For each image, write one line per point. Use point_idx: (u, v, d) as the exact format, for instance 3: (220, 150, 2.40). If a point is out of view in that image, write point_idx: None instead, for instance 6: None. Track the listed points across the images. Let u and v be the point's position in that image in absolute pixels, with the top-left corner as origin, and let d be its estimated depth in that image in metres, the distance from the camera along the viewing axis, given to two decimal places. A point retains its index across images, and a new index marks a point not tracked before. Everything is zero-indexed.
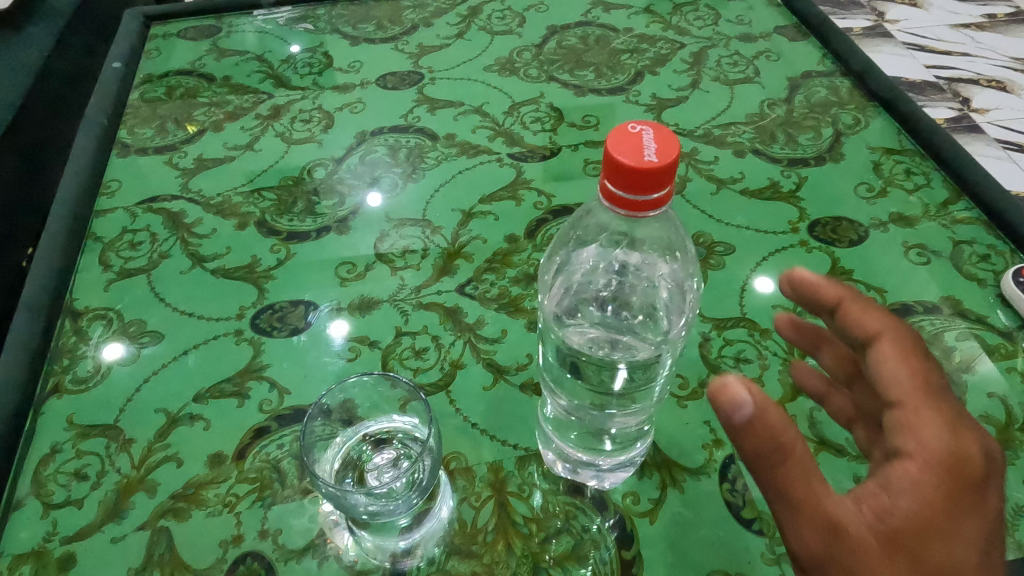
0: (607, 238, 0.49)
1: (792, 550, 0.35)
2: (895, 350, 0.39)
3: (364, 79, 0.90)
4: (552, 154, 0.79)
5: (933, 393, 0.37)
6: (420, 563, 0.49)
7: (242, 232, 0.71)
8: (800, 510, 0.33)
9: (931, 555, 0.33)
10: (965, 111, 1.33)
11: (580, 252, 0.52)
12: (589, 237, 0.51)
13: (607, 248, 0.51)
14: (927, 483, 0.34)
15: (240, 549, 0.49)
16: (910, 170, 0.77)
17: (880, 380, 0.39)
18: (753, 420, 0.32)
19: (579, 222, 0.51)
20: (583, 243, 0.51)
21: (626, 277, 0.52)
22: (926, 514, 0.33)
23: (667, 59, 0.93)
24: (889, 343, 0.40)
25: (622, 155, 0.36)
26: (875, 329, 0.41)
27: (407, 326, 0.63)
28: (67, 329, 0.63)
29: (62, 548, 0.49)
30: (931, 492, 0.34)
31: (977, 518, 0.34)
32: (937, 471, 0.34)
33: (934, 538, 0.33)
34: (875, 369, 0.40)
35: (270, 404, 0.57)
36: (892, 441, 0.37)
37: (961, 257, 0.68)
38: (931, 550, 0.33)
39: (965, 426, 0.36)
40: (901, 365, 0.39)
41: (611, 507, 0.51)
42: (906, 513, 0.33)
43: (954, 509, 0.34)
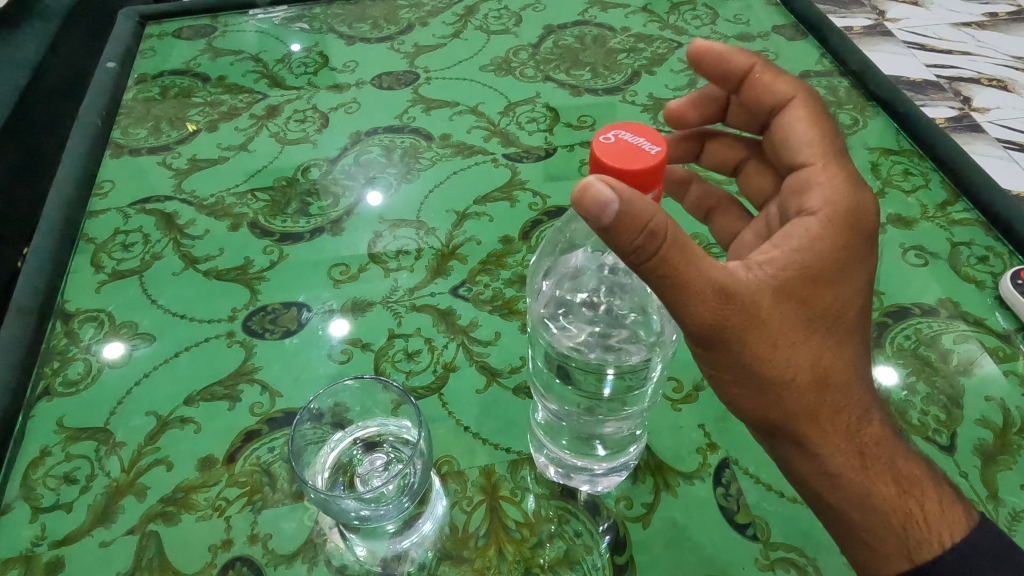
0: (595, 241, 0.49)
1: (684, 327, 0.39)
2: (806, 123, 0.49)
3: (360, 79, 0.89)
4: (548, 154, 0.79)
5: (829, 155, 0.47)
6: (412, 568, 0.49)
7: (235, 233, 0.71)
8: (687, 287, 0.37)
9: (817, 295, 0.41)
10: (965, 110, 1.33)
11: (569, 256, 0.52)
12: (577, 240, 0.50)
13: (596, 251, 0.50)
14: (819, 232, 0.42)
15: (229, 553, 0.49)
16: (908, 171, 0.76)
17: (789, 140, 0.50)
18: (621, 217, 0.34)
19: (566, 227, 0.51)
20: (572, 246, 0.51)
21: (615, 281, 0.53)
22: (815, 262, 0.41)
23: (665, 59, 0.92)
24: (796, 108, 0.51)
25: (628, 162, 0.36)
26: (788, 93, 0.51)
27: (400, 328, 0.62)
28: (58, 331, 0.63)
29: (50, 552, 0.49)
30: (825, 242, 0.41)
31: (862, 259, 0.43)
32: (830, 224, 0.42)
33: (821, 284, 0.41)
34: (789, 126, 0.50)
35: (261, 407, 0.57)
36: (801, 199, 0.46)
37: (960, 259, 0.67)
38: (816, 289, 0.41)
39: (855, 188, 0.45)
40: (806, 130, 0.49)
41: (603, 511, 0.51)
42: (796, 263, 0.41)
43: (844, 268, 0.42)
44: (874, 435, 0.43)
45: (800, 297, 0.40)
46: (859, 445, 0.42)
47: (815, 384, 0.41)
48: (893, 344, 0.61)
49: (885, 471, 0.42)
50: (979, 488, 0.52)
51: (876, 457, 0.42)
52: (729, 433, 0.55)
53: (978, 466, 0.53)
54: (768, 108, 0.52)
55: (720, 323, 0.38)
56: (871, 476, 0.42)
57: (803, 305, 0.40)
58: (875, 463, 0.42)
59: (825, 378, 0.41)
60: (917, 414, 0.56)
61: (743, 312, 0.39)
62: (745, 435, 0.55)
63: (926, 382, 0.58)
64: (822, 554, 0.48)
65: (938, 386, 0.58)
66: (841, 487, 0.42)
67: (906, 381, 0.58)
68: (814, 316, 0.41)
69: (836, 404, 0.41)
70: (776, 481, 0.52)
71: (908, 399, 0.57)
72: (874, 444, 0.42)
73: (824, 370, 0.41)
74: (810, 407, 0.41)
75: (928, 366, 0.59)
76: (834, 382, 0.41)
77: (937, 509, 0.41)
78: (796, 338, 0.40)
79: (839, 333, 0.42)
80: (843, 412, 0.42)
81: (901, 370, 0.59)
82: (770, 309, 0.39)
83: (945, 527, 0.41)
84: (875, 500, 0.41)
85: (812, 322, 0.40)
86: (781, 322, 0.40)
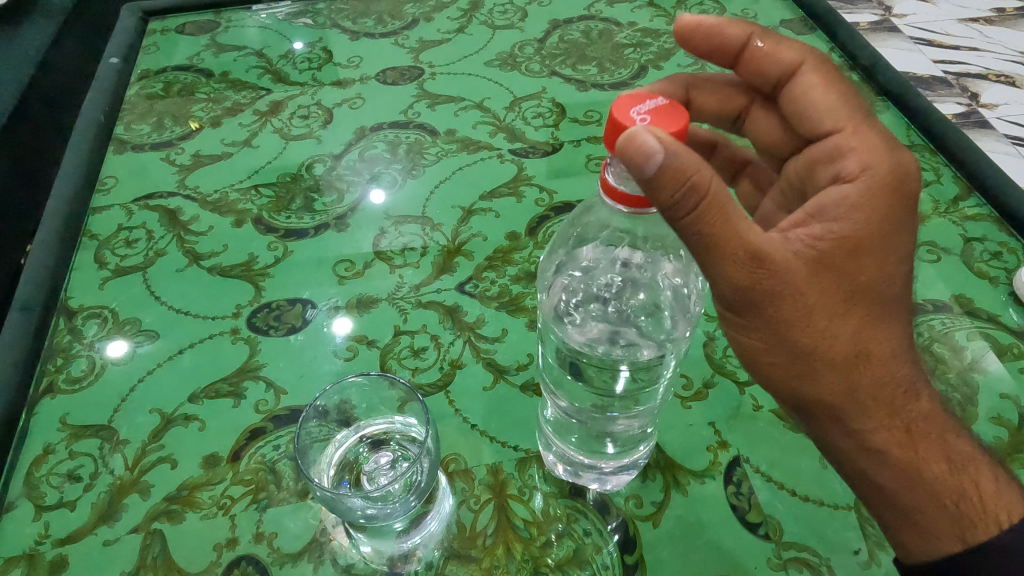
0: (608, 236, 0.48)
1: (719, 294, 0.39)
2: (824, 89, 0.47)
3: (364, 74, 0.89)
4: (555, 149, 0.78)
5: (861, 120, 0.45)
6: (418, 567, 0.48)
7: (239, 229, 0.70)
8: (722, 248, 0.37)
9: (854, 266, 0.39)
10: (973, 106, 1.31)
11: (580, 251, 0.51)
12: (589, 234, 0.49)
13: (608, 247, 0.49)
14: (858, 199, 0.40)
15: (234, 552, 0.48)
16: (919, 165, 0.75)
17: (805, 106, 0.48)
18: (666, 169, 0.34)
19: (579, 219, 0.50)
20: (584, 241, 0.50)
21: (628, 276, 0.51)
22: (854, 230, 0.40)
23: (672, 54, 0.91)
24: (809, 73, 0.49)
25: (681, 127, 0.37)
26: (798, 59, 0.49)
27: (405, 325, 0.62)
28: (62, 328, 0.62)
29: (54, 551, 0.48)
30: (866, 209, 0.40)
31: (908, 227, 0.41)
32: (872, 191, 0.40)
33: (859, 255, 0.39)
34: (803, 94, 0.48)
35: (266, 404, 0.56)
36: (835, 165, 0.44)
37: (972, 255, 0.66)
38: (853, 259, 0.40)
39: (900, 150, 0.43)
40: (826, 99, 0.47)
41: (613, 510, 0.50)
42: (833, 233, 0.40)
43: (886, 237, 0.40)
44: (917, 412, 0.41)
45: (835, 268, 0.39)
46: (901, 423, 0.41)
47: (852, 359, 0.40)
48: None
49: (928, 449, 0.41)
50: None
51: (919, 434, 0.41)
52: (740, 431, 0.54)
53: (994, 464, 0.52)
54: (776, 76, 0.51)
55: (751, 290, 0.38)
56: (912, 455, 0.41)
57: (838, 276, 0.39)
58: (918, 441, 0.41)
59: (863, 352, 0.40)
60: None
61: (775, 282, 0.38)
62: (755, 433, 0.54)
63: (939, 379, 0.57)
64: (835, 554, 0.47)
65: (951, 383, 0.57)
66: (882, 465, 0.41)
67: None
68: (851, 288, 0.40)
69: (875, 379, 0.40)
70: (787, 479, 0.51)
71: None
72: (917, 423, 0.41)
73: (861, 344, 0.40)
74: (848, 383, 0.40)
75: (942, 362, 0.58)
76: (873, 355, 0.40)
77: (988, 486, 0.40)
78: (832, 309, 0.39)
79: (878, 305, 0.40)
80: (885, 387, 0.40)
81: None
82: (805, 279, 0.39)
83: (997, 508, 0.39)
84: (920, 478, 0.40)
85: (848, 295, 0.40)
86: (814, 294, 0.39)
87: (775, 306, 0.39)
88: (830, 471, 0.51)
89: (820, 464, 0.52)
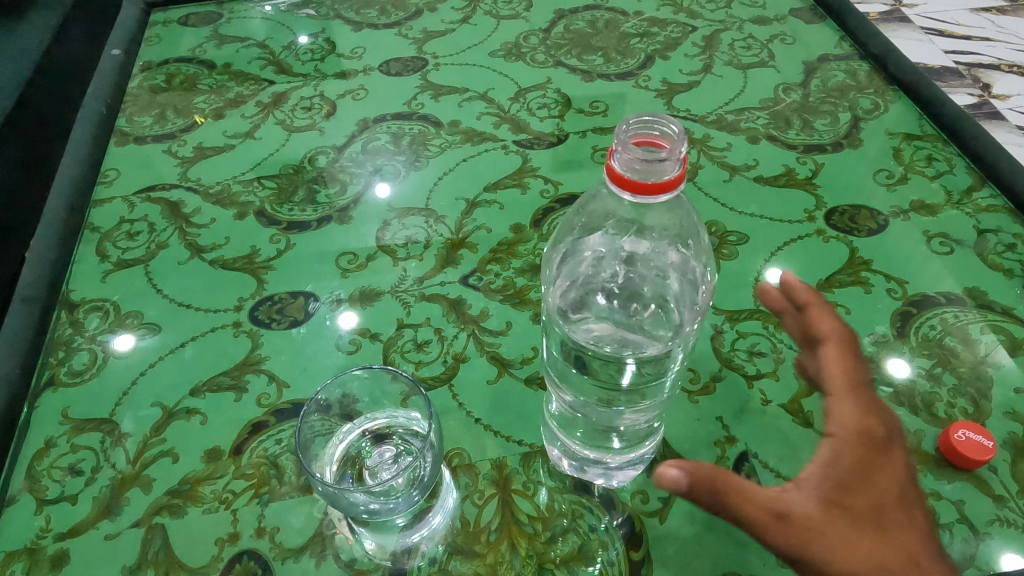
0: (614, 225, 0.46)
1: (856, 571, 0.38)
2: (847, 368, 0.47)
3: (367, 65, 0.88)
4: (560, 141, 0.77)
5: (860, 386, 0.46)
6: (422, 563, 0.47)
7: (241, 221, 0.70)
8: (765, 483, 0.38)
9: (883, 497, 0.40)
10: (985, 97, 1.29)
11: (585, 241, 0.49)
12: (595, 223, 0.48)
13: (614, 237, 0.48)
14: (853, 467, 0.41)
15: (236, 547, 0.47)
16: (931, 156, 0.74)
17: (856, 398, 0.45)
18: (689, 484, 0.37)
19: (584, 207, 0.48)
20: (589, 230, 0.48)
21: (634, 268, 0.50)
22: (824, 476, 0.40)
23: (679, 43, 0.90)
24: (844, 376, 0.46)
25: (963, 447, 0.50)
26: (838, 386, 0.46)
27: (409, 318, 0.61)
28: (63, 321, 0.62)
29: (56, 544, 0.48)
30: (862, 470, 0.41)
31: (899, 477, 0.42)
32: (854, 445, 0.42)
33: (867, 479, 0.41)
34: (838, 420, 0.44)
35: (268, 398, 0.55)
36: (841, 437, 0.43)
37: (986, 247, 0.65)
38: (890, 486, 0.41)
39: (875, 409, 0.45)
40: (849, 362, 0.47)
41: (619, 505, 0.49)
42: (861, 467, 0.41)
43: (882, 462, 0.42)
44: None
45: (856, 509, 0.39)
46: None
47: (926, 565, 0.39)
48: (917, 334, 0.59)
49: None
50: (1010, 482, 0.49)
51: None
52: (748, 426, 0.53)
53: (1008, 460, 0.51)
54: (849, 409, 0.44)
55: (804, 553, 0.38)
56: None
57: (882, 513, 0.40)
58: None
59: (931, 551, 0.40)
60: (944, 407, 0.54)
61: (820, 544, 0.38)
62: (763, 427, 0.53)
63: (952, 373, 0.56)
64: None
65: (964, 378, 0.56)
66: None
67: (931, 372, 0.56)
68: (882, 510, 0.40)
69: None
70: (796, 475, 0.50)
71: (934, 390, 0.55)
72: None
73: (921, 552, 0.40)
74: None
75: (954, 356, 0.57)
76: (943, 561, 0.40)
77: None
78: (876, 536, 0.39)
79: (915, 517, 0.41)
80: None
81: (925, 360, 0.57)
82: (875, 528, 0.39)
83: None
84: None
85: (882, 518, 0.40)
86: (851, 531, 0.38)
87: (828, 543, 0.38)
88: None
89: None
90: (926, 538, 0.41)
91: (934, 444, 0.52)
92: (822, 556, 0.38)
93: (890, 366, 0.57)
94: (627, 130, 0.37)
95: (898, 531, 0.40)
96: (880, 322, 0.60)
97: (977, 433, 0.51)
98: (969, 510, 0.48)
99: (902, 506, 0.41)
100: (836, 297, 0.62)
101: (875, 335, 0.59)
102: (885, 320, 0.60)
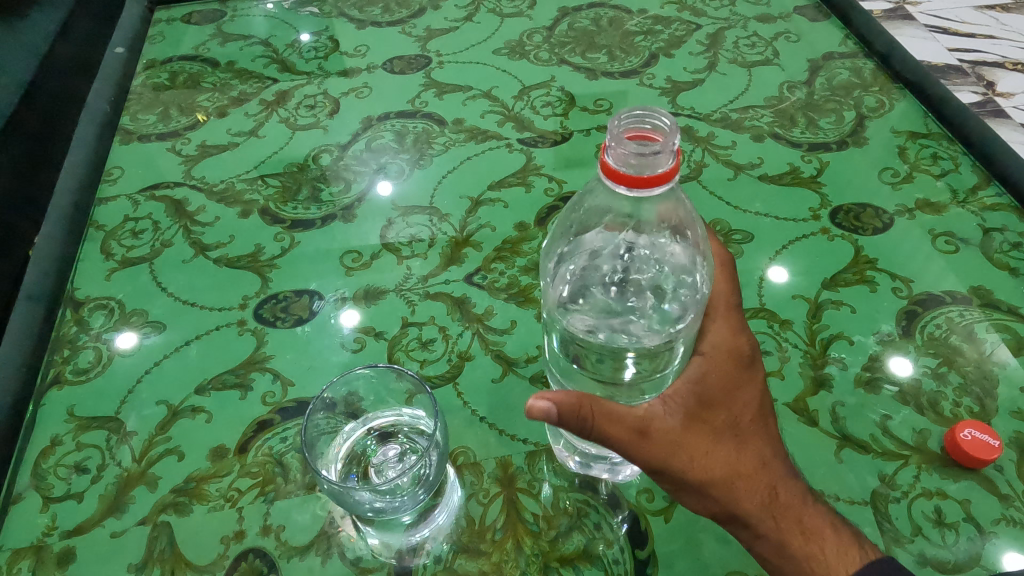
0: (611, 220, 0.45)
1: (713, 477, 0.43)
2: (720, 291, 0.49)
3: (371, 63, 0.88)
4: (564, 139, 0.77)
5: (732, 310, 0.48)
6: (427, 561, 0.47)
7: (246, 220, 0.70)
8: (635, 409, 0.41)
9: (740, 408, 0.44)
10: (989, 95, 1.28)
11: (583, 237, 0.49)
12: (591, 219, 0.47)
13: (612, 232, 0.47)
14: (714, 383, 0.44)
15: (242, 545, 0.48)
16: (937, 154, 0.74)
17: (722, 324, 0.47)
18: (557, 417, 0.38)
19: (580, 204, 0.48)
20: (586, 227, 0.48)
21: (632, 262, 0.49)
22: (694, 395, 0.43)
23: (683, 41, 0.89)
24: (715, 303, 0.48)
25: (972, 448, 0.49)
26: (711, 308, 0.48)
27: (414, 317, 0.61)
28: (68, 319, 0.62)
29: (62, 542, 0.48)
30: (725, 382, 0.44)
31: (755, 391, 0.45)
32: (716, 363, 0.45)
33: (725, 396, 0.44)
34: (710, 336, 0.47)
35: (273, 396, 0.55)
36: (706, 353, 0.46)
37: (991, 246, 0.65)
38: (748, 399, 0.45)
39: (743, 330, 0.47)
40: (721, 283, 0.49)
41: (624, 504, 0.49)
42: (722, 383, 0.44)
43: (746, 379, 0.45)
44: (807, 499, 0.45)
45: (714, 422, 0.43)
46: (813, 517, 0.44)
47: (764, 466, 0.44)
48: (923, 333, 0.59)
49: (836, 519, 0.45)
50: (1016, 482, 0.49)
51: (835, 518, 0.45)
52: None
53: (1014, 459, 0.51)
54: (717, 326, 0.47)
55: (663, 461, 0.42)
56: (830, 526, 0.44)
57: (732, 424, 0.44)
58: (834, 517, 0.45)
59: (775, 454, 0.45)
60: (950, 406, 0.54)
61: (673, 454, 0.42)
62: None
63: (958, 372, 0.56)
64: None
65: (970, 377, 0.56)
66: (812, 541, 0.43)
67: (937, 371, 0.56)
68: (740, 423, 0.44)
69: (785, 475, 0.45)
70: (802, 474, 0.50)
71: (940, 389, 0.55)
72: (816, 511, 0.44)
73: (764, 457, 0.44)
74: (765, 494, 0.43)
75: (960, 356, 0.57)
76: (784, 462, 0.45)
77: (837, 553, 0.43)
78: (727, 446, 0.43)
79: (769, 424, 0.46)
80: (793, 477, 0.45)
81: (931, 359, 0.57)
82: (719, 437, 0.43)
83: (878, 552, 0.43)
84: (836, 551, 0.43)
85: (738, 429, 0.44)
86: (707, 441, 0.43)
87: (681, 450, 0.42)
88: (845, 466, 0.51)
89: (834, 459, 0.51)
90: (775, 444, 0.45)
91: (940, 444, 0.52)
92: (676, 462, 0.42)
93: (892, 364, 0.57)
94: (619, 126, 0.37)
95: (745, 438, 0.44)
96: (885, 321, 0.59)
97: (983, 433, 0.50)
98: (975, 510, 0.48)
99: (766, 415, 0.46)
100: (841, 295, 0.61)
101: (880, 333, 0.59)
102: (891, 319, 0.60)
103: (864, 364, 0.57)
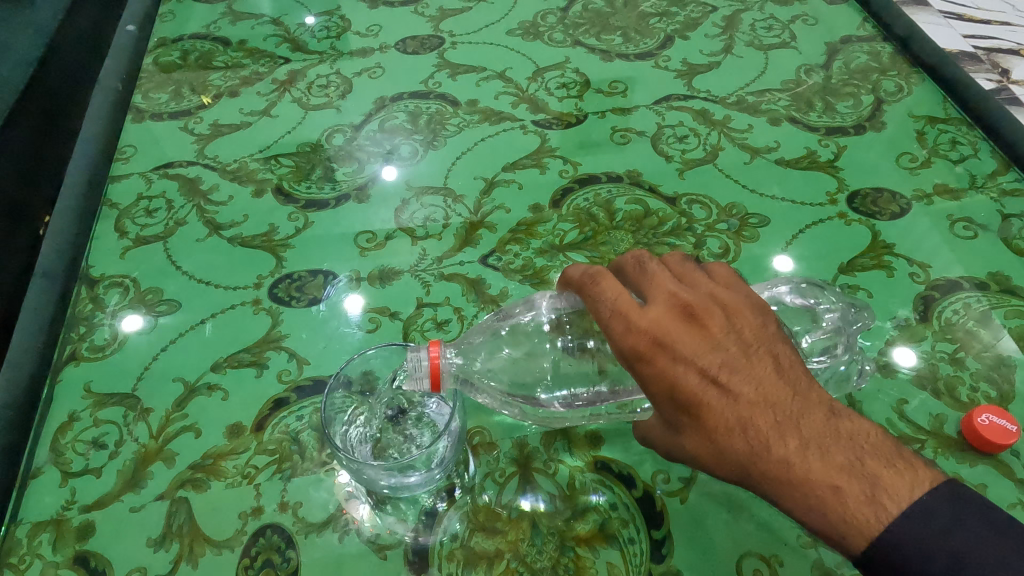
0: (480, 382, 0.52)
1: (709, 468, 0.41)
2: (608, 292, 0.43)
3: (383, 44, 0.87)
4: (578, 121, 0.76)
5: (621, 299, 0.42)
6: (444, 539, 0.47)
7: (259, 199, 0.69)
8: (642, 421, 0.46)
9: (682, 401, 0.39)
10: (1004, 82, 1.22)
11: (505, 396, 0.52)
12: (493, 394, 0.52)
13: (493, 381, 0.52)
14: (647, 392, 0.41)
15: (259, 521, 0.48)
16: (955, 140, 0.73)
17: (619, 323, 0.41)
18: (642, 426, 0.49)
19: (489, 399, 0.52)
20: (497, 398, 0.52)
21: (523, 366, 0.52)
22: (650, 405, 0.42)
23: (698, 24, 0.88)
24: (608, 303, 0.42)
25: (989, 437, 0.49)
26: (603, 316, 0.42)
27: (428, 298, 0.61)
28: (83, 297, 0.62)
29: (81, 516, 0.48)
30: (653, 387, 0.40)
31: (687, 372, 0.39)
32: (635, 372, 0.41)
33: (661, 399, 0.40)
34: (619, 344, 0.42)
35: (289, 374, 0.56)
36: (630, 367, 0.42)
37: (1010, 232, 0.64)
38: (676, 385, 0.39)
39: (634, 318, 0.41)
40: (602, 282, 0.43)
41: (639, 484, 0.49)
42: (648, 388, 0.41)
43: (662, 371, 0.40)
44: (812, 451, 0.36)
45: (674, 422, 0.41)
46: (811, 479, 0.36)
47: (726, 442, 0.38)
48: (940, 319, 0.58)
49: (853, 469, 0.35)
50: None
51: (849, 469, 0.35)
52: None
53: None
54: (614, 329, 0.41)
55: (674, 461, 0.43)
56: (837, 485, 0.35)
57: (677, 413, 0.40)
58: (848, 468, 0.35)
59: (741, 421, 0.38)
60: (967, 391, 0.54)
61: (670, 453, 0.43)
62: None
63: (974, 357, 0.56)
64: None
65: (986, 363, 0.55)
66: (815, 510, 0.35)
67: (953, 357, 0.56)
68: (691, 413, 0.39)
69: (763, 437, 0.37)
70: None
71: (957, 374, 0.55)
72: (824, 463, 0.36)
73: (721, 433, 0.38)
74: (747, 469, 0.38)
75: (976, 341, 0.57)
76: (758, 422, 0.38)
77: (853, 513, 0.34)
78: (694, 437, 0.40)
79: (729, 388, 0.39)
80: (781, 434, 0.37)
81: (948, 344, 0.57)
82: (677, 427, 0.41)
83: (911, 503, 0.34)
84: (844, 518, 0.34)
85: (694, 417, 0.39)
86: (677, 439, 0.41)
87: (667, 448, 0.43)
88: None
89: None
90: (742, 407, 0.38)
91: (956, 428, 0.51)
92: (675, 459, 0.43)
93: (896, 354, 0.56)
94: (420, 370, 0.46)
95: (693, 422, 0.39)
96: (902, 306, 0.59)
97: (1001, 417, 0.50)
98: (991, 494, 0.48)
99: (715, 382, 0.39)
100: (858, 281, 0.61)
101: (898, 319, 0.58)
102: (907, 304, 0.59)
103: (880, 350, 0.56)
